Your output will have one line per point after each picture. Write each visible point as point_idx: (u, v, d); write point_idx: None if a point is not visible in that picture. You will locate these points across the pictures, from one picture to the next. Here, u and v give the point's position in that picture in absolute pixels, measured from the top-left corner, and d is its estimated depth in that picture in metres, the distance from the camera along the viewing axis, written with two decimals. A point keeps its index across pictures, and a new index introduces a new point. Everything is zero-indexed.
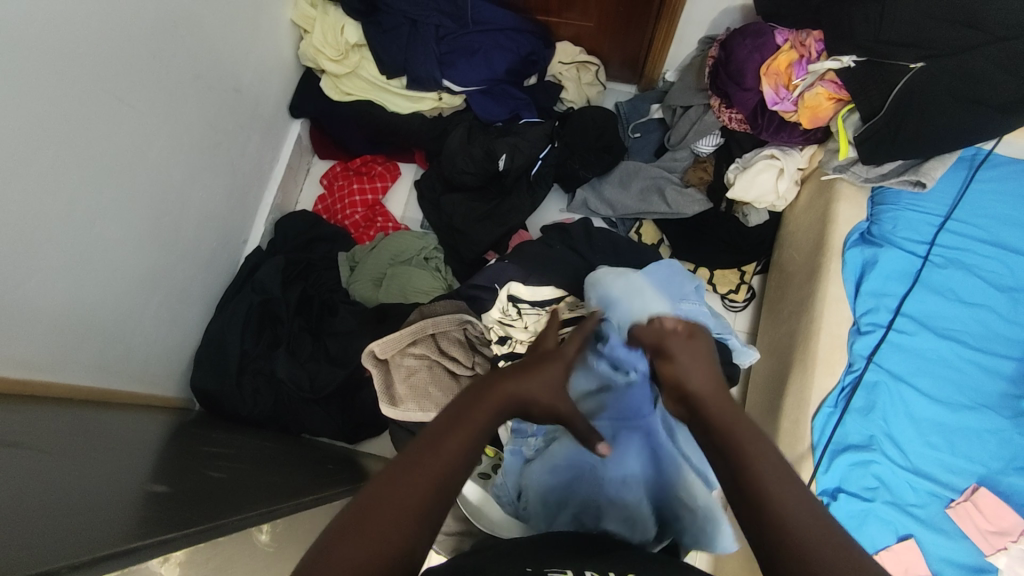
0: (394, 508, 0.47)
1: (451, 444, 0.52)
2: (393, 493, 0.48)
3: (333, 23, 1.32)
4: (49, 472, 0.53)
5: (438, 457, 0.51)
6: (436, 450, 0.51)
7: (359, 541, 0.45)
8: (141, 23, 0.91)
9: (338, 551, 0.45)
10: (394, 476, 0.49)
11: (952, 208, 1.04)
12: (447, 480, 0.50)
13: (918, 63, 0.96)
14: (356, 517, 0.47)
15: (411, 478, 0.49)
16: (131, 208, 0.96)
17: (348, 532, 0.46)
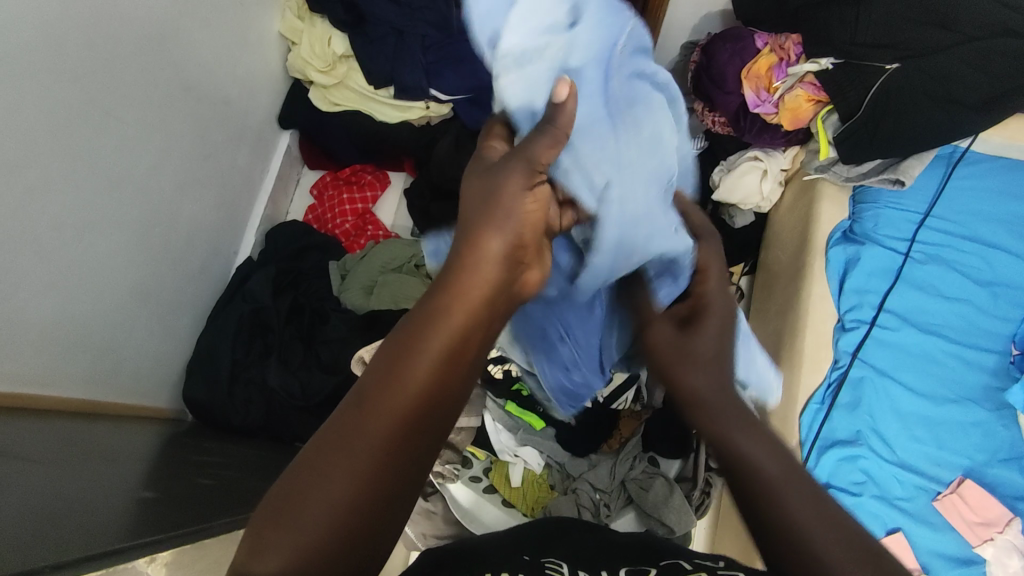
0: (320, 504, 0.38)
1: (389, 410, 0.40)
2: (325, 464, 0.39)
3: (320, 34, 1.33)
4: (39, 476, 0.53)
5: (377, 414, 0.40)
6: (369, 422, 0.40)
7: (291, 525, 0.38)
8: (129, 37, 0.93)
9: (266, 536, 0.38)
10: (317, 456, 0.40)
11: (931, 205, 1.06)
12: (395, 441, 0.40)
13: (893, 64, 0.98)
14: (279, 513, 0.38)
15: (341, 462, 0.39)
16: (121, 220, 0.97)
17: (269, 536, 0.37)
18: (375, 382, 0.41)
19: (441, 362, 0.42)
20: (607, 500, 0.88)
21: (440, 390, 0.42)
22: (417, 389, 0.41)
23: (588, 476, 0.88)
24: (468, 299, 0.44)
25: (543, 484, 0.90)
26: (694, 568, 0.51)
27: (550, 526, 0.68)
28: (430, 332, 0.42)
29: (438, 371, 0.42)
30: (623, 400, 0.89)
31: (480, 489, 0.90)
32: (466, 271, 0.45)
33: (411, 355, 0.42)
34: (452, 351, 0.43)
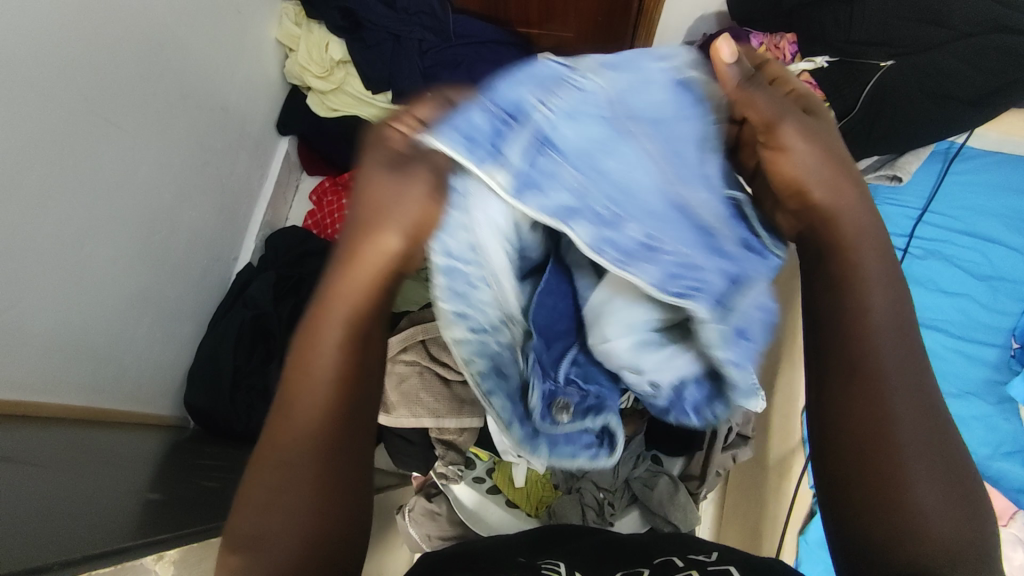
0: (287, 489, 0.43)
1: (311, 402, 0.43)
2: (275, 481, 0.43)
3: (318, 40, 1.34)
4: (44, 477, 0.54)
5: (295, 423, 0.43)
6: (301, 420, 0.43)
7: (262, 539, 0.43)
8: (127, 45, 0.93)
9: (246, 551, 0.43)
10: (268, 455, 0.44)
11: (929, 201, 1.06)
12: (326, 436, 0.44)
13: (888, 61, 0.99)
14: (253, 505, 0.43)
15: (289, 453, 0.43)
16: (121, 227, 0.97)
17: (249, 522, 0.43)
18: (293, 383, 0.44)
19: (351, 325, 0.44)
20: (611, 499, 0.87)
21: (362, 341, 0.44)
22: (330, 373, 0.44)
23: (593, 476, 0.86)
24: (357, 286, 0.43)
25: (547, 484, 0.90)
26: (684, 564, 0.51)
27: (552, 531, 0.67)
28: (323, 314, 0.44)
29: (348, 351, 0.44)
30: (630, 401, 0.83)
31: (484, 489, 0.90)
32: (355, 239, 0.43)
33: (315, 345, 0.44)
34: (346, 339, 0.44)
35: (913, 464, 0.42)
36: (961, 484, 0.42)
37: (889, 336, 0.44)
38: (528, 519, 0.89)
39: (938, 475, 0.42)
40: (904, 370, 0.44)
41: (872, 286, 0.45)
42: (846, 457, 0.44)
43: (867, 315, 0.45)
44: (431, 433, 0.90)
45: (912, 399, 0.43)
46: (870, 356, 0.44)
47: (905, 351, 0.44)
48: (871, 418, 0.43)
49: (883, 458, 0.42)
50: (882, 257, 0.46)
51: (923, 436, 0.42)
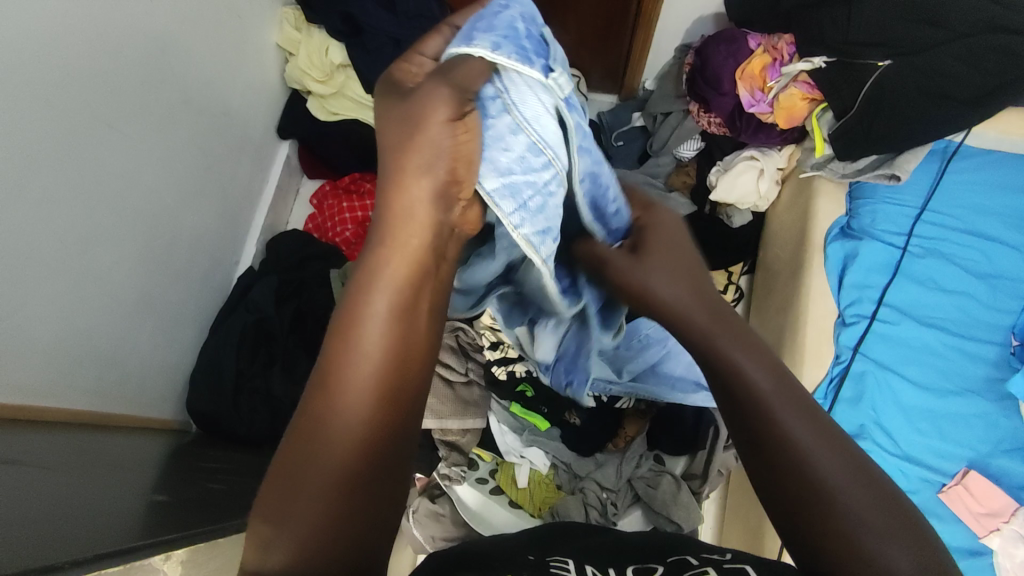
0: (327, 470, 0.41)
1: (360, 378, 0.43)
2: (315, 449, 0.42)
3: (318, 45, 1.35)
4: (52, 479, 0.54)
5: (343, 388, 0.43)
6: (345, 395, 0.43)
7: (297, 509, 0.41)
8: (129, 51, 0.94)
9: (279, 517, 0.41)
10: (307, 435, 0.42)
11: (927, 200, 1.06)
12: (374, 405, 0.43)
13: (886, 61, 1.00)
14: (291, 487, 0.41)
15: (330, 433, 0.42)
16: (124, 232, 0.98)
17: (283, 507, 0.41)
18: (338, 359, 0.44)
19: (404, 291, 0.45)
20: (613, 499, 0.88)
21: (412, 309, 0.45)
22: (380, 350, 0.44)
23: (595, 475, 0.88)
24: (406, 255, 0.45)
25: (550, 485, 0.90)
26: (699, 563, 0.51)
27: (558, 530, 0.67)
28: (372, 288, 0.45)
29: (397, 316, 0.45)
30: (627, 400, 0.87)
31: (487, 490, 0.90)
32: (395, 199, 0.45)
33: (363, 320, 0.44)
34: (399, 303, 0.45)
35: (854, 528, 0.41)
36: (911, 527, 0.42)
37: (789, 407, 0.45)
38: (531, 520, 0.88)
39: (886, 528, 0.41)
40: (817, 436, 0.44)
41: (747, 366, 0.47)
42: (801, 535, 0.43)
43: (754, 400, 0.46)
44: (434, 436, 0.90)
45: (836, 457, 0.43)
46: (780, 434, 0.44)
47: (805, 421, 0.45)
48: (800, 498, 0.43)
49: (821, 532, 0.42)
50: (745, 344, 0.49)
51: (851, 491, 0.42)
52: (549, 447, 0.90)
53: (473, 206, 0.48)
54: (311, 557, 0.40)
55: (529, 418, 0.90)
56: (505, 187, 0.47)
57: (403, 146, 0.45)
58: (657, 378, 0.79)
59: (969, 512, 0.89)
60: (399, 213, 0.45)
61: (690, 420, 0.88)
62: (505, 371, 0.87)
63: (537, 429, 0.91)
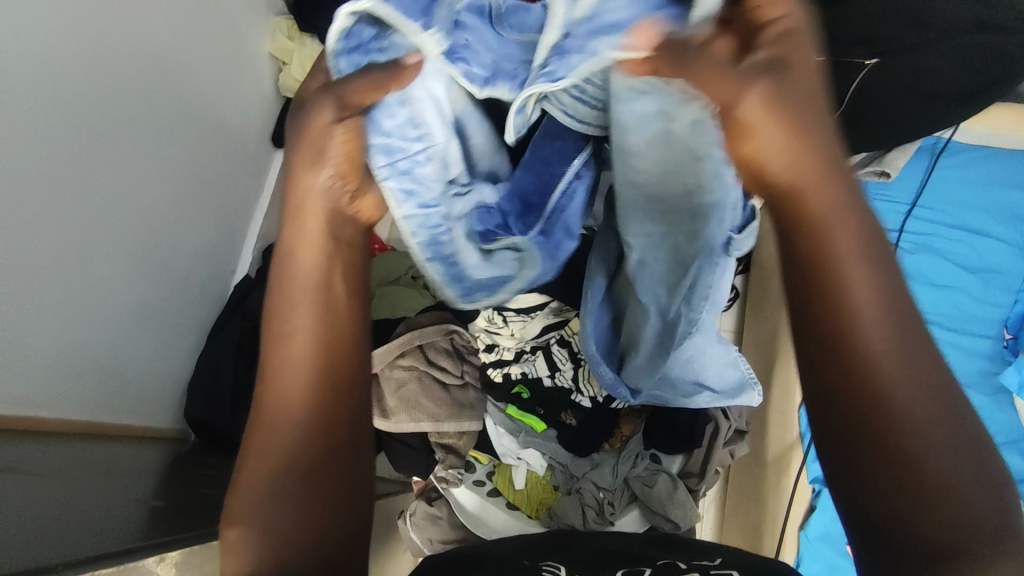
0: (284, 451, 0.46)
1: (292, 360, 0.47)
2: (275, 439, 0.47)
3: (310, 53, 1.35)
4: (49, 484, 0.55)
5: (288, 378, 0.47)
6: (288, 381, 0.47)
7: (267, 496, 0.46)
8: (123, 62, 0.94)
9: (253, 508, 0.45)
10: (266, 424, 0.47)
11: (918, 196, 1.07)
12: (316, 390, 0.47)
13: (872, 60, 0.99)
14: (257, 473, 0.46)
15: (281, 415, 0.47)
16: (121, 241, 0.98)
17: (250, 494, 0.46)
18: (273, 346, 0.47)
19: (325, 274, 0.47)
20: (611, 499, 0.88)
21: (337, 292, 0.47)
22: (313, 329, 0.47)
23: (592, 475, 0.88)
24: (312, 247, 0.46)
25: (546, 486, 0.91)
26: (687, 567, 0.52)
27: (558, 535, 0.67)
28: (288, 274, 0.47)
29: (322, 300, 0.47)
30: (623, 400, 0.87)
31: (485, 493, 0.91)
32: (297, 188, 0.45)
33: (296, 302, 0.47)
34: (324, 284, 0.47)
35: (924, 467, 0.40)
36: (977, 450, 0.41)
37: (878, 336, 0.41)
38: (529, 522, 0.89)
39: (955, 452, 0.40)
40: (898, 358, 0.41)
41: (849, 283, 0.41)
42: (871, 487, 0.42)
43: (843, 330, 0.42)
44: (431, 438, 0.90)
45: (916, 384, 0.41)
46: (863, 366, 0.41)
47: (882, 351, 0.41)
48: (877, 441, 0.41)
49: (895, 473, 0.41)
50: (864, 249, 0.42)
51: (929, 421, 0.41)
52: (545, 448, 0.90)
53: (365, 194, 0.47)
54: (284, 534, 0.45)
55: (525, 420, 0.90)
56: (400, 187, 0.46)
57: (295, 138, 0.44)
58: (661, 382, 0.77)
59: None
60: (307, 205, 0.45)
61: (686, 420, 0.89)
62: (500, 373, 0.87)
63: (533, 431, 0.90)
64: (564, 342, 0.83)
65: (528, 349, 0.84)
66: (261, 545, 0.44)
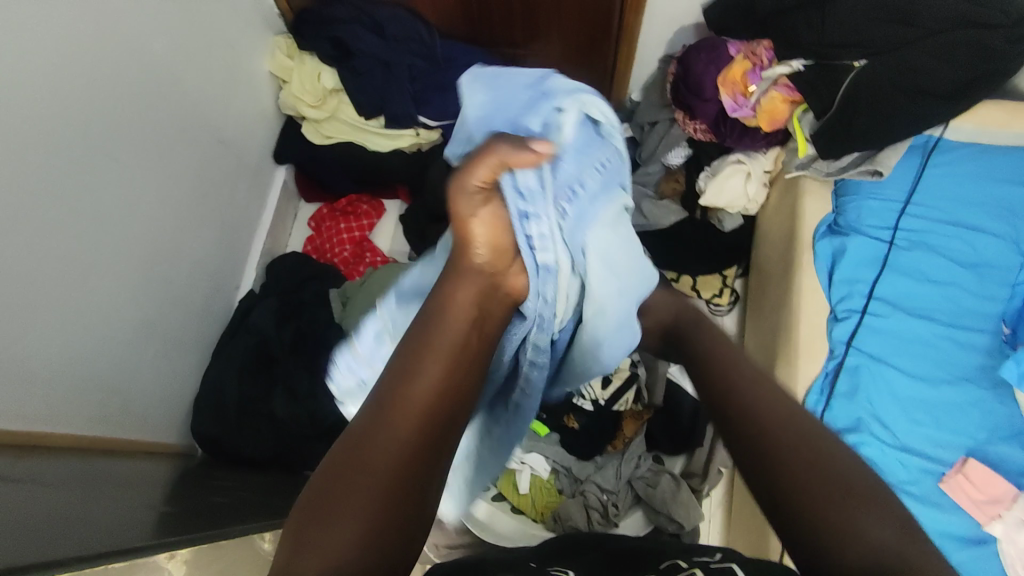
0: (371, 483, 0.47)
1: (410, 411, 0.51)
2: (350, 473, 0.47)
3: (310, 71, 1.37)
4: (56, 493, 0.56)
5: (398, 421, 0.50)
6: (396, 418, 0.50)
7: (333, 523, 0.45)
8: (126, 83, 0.97)
9: (309, 536, 0.45)
10: (359, 440, 0.49)
11: (912, 193, 1.08)
12: (415, 443, 0.50)
13: (860, 61, 1.03)
14: (321, 502, 0.46)
15: (372, 456, 0.48)
16: (125, 258, 1.00)
17: (332, 511, 0.46)
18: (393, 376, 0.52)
19: (456, 356, 0.54)
20: (615, 501, 0.88)
21: (461, 373, 0.54)
22: (433, 384, 0.52)
23: (596, 478, 0.89)
24: (465, 306, 0.56)
25: (552, 489, 0.91)
26: (688, 565, 0.52)
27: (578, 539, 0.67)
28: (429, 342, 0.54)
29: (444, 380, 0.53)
30: (625, 401, 0.91)
31: (490, 497, 0.92)
32: (450, 287, 0.56)
33: (424, 358, 0.53)
34: (456, 358, 0.54)
35: (832, 507, 0.47)
36: (887, 511, 0.47)
37: (798, 438, 0.52)
38: (535, 525, 0.90)
39: (855, 498, 0.47)
40: (806, 447, 0.51)
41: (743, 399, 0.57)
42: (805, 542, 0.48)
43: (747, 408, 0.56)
44: None
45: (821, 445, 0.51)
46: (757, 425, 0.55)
47: (781, 416, 0.54)
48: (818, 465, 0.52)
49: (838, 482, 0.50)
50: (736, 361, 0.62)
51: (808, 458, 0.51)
52: (549, 451, 0.91)
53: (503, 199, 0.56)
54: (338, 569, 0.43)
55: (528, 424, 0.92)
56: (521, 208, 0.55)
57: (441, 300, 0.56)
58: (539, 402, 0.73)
59: (968, 499, 0.90)
60: (455, 306, 0.55)
61: (688, 415, 0.93)
62: None
63: (536, 435, 0.92)
64: None
65: None
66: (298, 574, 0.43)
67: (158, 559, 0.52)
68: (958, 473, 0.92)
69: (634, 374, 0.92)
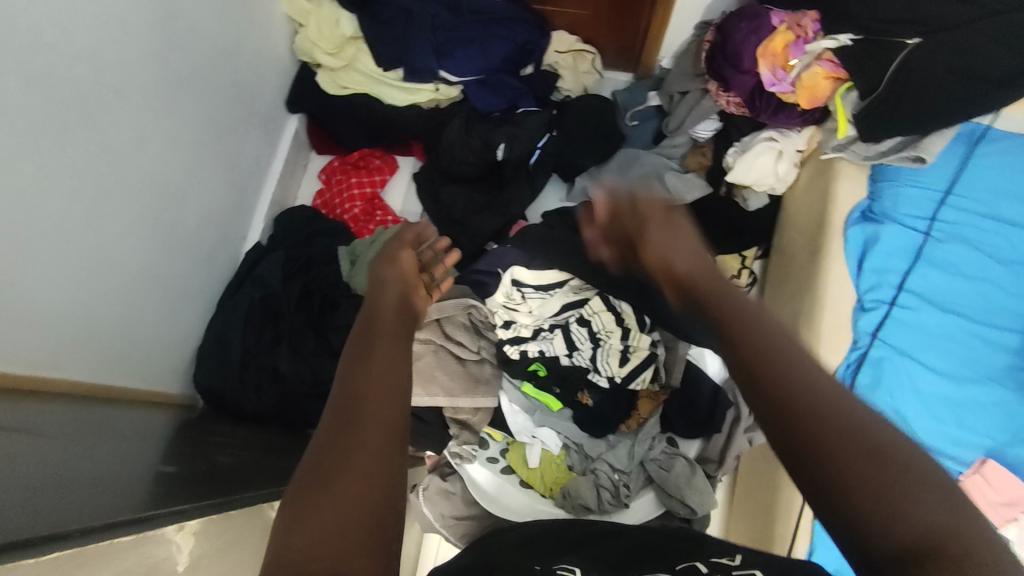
0: (358, 444, 0.47)
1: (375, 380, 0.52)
2: (343, 443, 0.47)
3: (328, 16, 1.32)
4: (54, 448, 0.53)
5: (371, 391, 0.51)
6: (368, 390, 0.51)
7: (327, 494, 0.44)
8: (135, 15, 0.91)
9: (308, 507, 0.43)
10: (346, 412, 0.49)
11: (954, 182, 1.03)
12: (388, 400, 0.51)
13: (915, 39, 0.96)
14: (315, 479, 0.45)
15: (358, 427, 0.48)
16: (129, 202, 0.96)
17: (325, 485, 0.44)
18: (354, 362, 0.54)
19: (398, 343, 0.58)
20: (626, 481, 0.87)
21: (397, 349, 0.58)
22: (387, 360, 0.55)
23: (607, 457, 0.88)
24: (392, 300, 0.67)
25: (560, 465, 0.91)
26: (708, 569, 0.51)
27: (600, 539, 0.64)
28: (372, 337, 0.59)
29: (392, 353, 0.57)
30: (642, 379, 0.89)
31: (498, 470, 0.90)
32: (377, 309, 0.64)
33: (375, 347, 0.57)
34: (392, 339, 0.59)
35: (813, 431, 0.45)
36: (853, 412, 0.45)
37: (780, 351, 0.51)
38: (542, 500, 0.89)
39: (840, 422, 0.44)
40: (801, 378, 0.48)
41: (758, 330, 0.52)
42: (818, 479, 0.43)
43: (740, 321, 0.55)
44: (446, 413, 0.88)
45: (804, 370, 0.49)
46: (771, 389, 0.47)
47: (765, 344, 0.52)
48: (822, 472, 0.43)
49: (893, 474, 0.41)
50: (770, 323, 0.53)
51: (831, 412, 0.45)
52: (561, 426, 0.91)
53: None
54: (340, 530, 0.42)
55: (540, 398, 0.90)
56: None
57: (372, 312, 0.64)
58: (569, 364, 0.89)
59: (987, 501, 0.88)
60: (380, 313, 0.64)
61: (705, 403, 0.91)
62: (517, 350, 0.90)
63: (549, 410, 0.91)
64: (583, 321, 0.91)
65: (546, 327, 0.91)
66: (306, 557, 0.41)
67: (166, 531, 0.50)
68: (978, 472, 0.90)
69: (654, 354, 0.89)
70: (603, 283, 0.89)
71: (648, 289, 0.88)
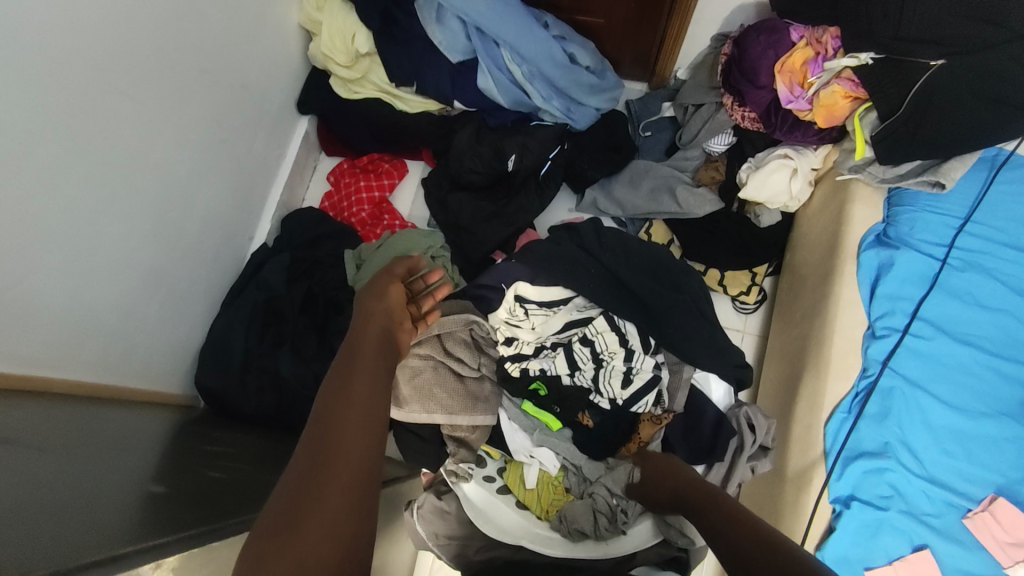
0: (327, 483, 0.50)
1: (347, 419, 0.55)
2: (313, 481, 0.50)
3: (342, 27, 1.27)
4: (42, 465, 0.53)
5: (344, 430, 0.54)
6: (339, 429, 0.54)
7: (294, 538, 0.46)
8: (146, 15, 0.90)
9: (276, 547, 0.46)
10: (319, 449, 0.52)
11: (972, 210, 1.02)
12: (356, 440, 0.54)
13: (938, 60, 0.93)
14: (285, 518, 0.48)
15: (328, 467, 0.51)
16: (134, 202, 0.95)
17: (293, 525, 0.47)
18: (327, 399, 0.57)
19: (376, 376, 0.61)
20: (624, 507, 0.85)
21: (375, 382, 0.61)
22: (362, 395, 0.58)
23: (606, 480, 0.87)
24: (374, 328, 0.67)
25: (558, 487, 0.91)
26: None
27: None
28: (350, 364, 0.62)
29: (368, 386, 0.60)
30: (643, 403, 0.88)
31: (494, 489, 0.91)
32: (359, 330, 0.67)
33: (351, 378, 0.60)
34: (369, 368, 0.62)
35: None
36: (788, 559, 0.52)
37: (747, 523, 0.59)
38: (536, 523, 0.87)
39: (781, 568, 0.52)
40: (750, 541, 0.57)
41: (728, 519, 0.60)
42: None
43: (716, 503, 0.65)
44: (444, 429, 0.88)
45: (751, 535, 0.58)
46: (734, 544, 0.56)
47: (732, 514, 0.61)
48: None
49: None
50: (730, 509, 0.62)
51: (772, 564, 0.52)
52: (560, 447, 0.91)
53: None
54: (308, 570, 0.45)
55: (540, 417, 0.91)
56: None
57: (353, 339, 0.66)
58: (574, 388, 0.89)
59: (996, 540, 0.86)
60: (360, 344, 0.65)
61: (709, 428, 0.87)
62: (518, 367, 0.89)
63: (548, 429, 0.91)
64: (587, 340, 0.90)
65: (548, 345, 0.91)
66: None
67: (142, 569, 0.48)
68: (987, 509, 0.88)
69: (657, 376, 0.88)
70: (607, 303, 0.88)
71: (654, 309, 0.88)
